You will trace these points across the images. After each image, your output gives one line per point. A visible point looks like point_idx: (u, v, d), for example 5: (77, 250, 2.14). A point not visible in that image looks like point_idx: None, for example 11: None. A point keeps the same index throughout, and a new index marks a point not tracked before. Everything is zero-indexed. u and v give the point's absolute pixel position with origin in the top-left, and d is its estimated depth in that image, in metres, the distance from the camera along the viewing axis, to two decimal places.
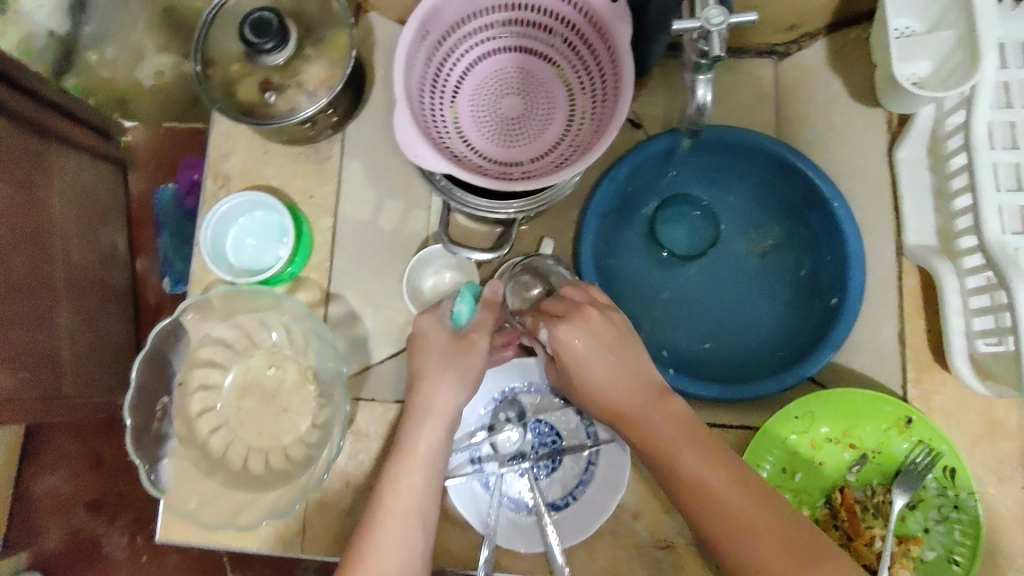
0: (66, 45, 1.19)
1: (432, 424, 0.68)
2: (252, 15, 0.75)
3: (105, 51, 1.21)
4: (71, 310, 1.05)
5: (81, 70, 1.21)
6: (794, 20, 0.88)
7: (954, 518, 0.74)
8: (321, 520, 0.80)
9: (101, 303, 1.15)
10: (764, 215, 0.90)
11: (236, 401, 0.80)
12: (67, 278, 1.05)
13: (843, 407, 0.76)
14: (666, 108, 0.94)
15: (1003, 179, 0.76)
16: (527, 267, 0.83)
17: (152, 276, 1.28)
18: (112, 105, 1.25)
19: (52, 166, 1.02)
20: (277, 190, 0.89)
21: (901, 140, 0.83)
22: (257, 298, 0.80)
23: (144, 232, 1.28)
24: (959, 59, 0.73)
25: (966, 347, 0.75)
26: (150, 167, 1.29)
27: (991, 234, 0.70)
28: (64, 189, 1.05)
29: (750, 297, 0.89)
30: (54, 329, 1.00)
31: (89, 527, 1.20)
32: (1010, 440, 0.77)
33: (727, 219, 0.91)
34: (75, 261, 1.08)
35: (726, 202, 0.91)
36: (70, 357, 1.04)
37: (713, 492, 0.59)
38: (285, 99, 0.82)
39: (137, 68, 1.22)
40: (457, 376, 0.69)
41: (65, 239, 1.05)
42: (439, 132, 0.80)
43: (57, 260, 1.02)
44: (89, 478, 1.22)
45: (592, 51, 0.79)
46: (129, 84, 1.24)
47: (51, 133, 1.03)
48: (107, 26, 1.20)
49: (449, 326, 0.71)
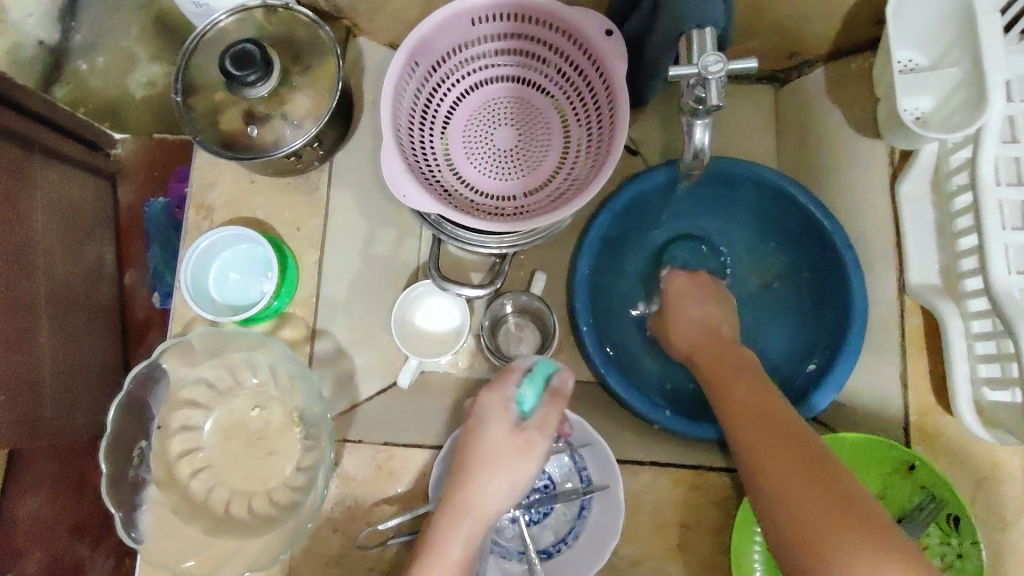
0: (54, 53, 1.19)
1: (469, 532, 0.60)
2: (234, 47, 0.73)
3: (97, 60, 1.21)
4: (53, 330, 0.97)
5: (71, 79, 1.20)
6: (793, 47, 0.87)
7: (957, 567, 0.72)
8: (306, 567, 0.77)
9: (86, 322, 1.06)
10: (765, 246, 0.88)
11: (220, 443, 0.78)
12: (49, 293, 0.96)
13: (844, 453, 0.74)
14: (668, 141, 0.91)
15: (1010, 216, 0.73)
16: (506, 306, 0.87)
17: (142, 291, 1.18)
18: (103, 115, 1.20)
19: (38, 180, 0.96)
20: (262, 222, 0.85)
21: (903, 175, 0.79)
22: (240, 339, 0.78)
23: (132, 246, 1.19)
24: (963, 96, 0.71)
25: (971, 393, 0.73)
26: (140, 175, 1.19)
27: (997, 277, 0.67)
28: (50, 204, 0.98)
29: (750, 331, 0.87)
30: (34, 348, 0.92)
31: (71, 553, 1.03)
32: (1013, 484, 0.75)
33: (727, 248, 0.90)
34: (58, 276, 0.99)
35: (724, 229, 0.90)
36: (51, 376, 0.96)
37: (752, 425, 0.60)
38: (270, 130, 0.78)
39: (128, 80, 1.21)
40: (506, 478, 0.61)
41: (49, 254, 0.97)
42: (430, 166, 0.78)
43: (39, 274, 0.94)
44: (70, 498, 1.05)
45: (586, 81, 0.77)
46: (119, 98, 1.20)
47: (35, 144, 0.97)
48: (96, 35, 1.21)
49: (512, 416, 0.64)
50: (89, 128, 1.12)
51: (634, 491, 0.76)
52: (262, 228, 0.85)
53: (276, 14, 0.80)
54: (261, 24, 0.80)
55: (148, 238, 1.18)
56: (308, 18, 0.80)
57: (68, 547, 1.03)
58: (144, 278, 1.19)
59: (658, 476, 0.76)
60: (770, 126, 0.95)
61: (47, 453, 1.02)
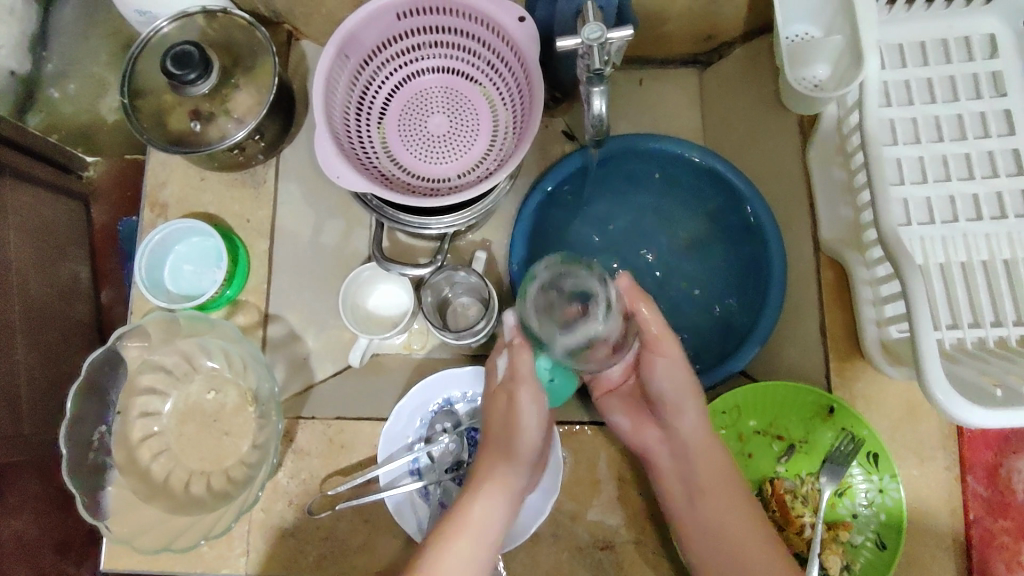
0: (27, 84, 1.17)
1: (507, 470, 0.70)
2: (175, 49, 0.79)
3: (68, 88, 1.17)
4: (31, 344, 0.98)
5: (44, 106, 1.17)
6: (709, 30, 0.92)
7: (878, 501, 0.77)
8: (263, 539, 0.81)
9: (62, 339, 1.05)
10: (655, 201, 0.94)
11: (177, 426, 0.82)
12: (26, 311, 0.97)
13: (765, 399, 0.80)
14: (574, 113, 0.96)
15: (907, 171, 0.80)
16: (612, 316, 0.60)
17: (119, 308, 1.16)
18: (76, 138, 1.17)
19: (7, 203, 0.95)
20: (213, 217, 0.91)
21: (811, 140, 0.85)
22: (195, 324, 0.81)
23: (109, 262, 1.16)
24: (848, 62, 0.79)
25: (880, 334, 0.77)
26: (113, 196, 1.16)
27: (889, 224, 0.70)
28: (23, 224, 0.98)
29: (667, 287, 0.92)
30: (10, 363, 0.94)
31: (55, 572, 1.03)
32: (931, 420, 0.79)
33: (616, 221, 0.95)
34: (33, 295, 0.99)
35: (621, 192, 0.94)
36: (29, 390, 0.97)
37: (705, 514, 0.72)
38: (215, 127, 0.85)
39: (100, 103, 1.17)
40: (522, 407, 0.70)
41: (23, 271, 0.98)
42: (366, 154, 0.83)
43: (14, 294, 0.95)
44: (59, 517, 1.05)
45: (509, 68, 0.82)
46: (92, 120, 1.17)
47: (7, 167, 0.96)
48: (67, 62, 1.17)
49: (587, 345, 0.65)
50: (60, 151, 1.10)
51: (572, 447, 0.81)
52: (214, 222, 0.90)
53: (216, 19, 0.87)
54: (203, 28, 0.87)
55: (121, 255, 1.15)
56: (244, 20, 0.86)
57: (53, 565, 1.04)
58: (121, 292, 1.16)
59: (594, 434, 0.82)
60: (695, 104, 0.97)
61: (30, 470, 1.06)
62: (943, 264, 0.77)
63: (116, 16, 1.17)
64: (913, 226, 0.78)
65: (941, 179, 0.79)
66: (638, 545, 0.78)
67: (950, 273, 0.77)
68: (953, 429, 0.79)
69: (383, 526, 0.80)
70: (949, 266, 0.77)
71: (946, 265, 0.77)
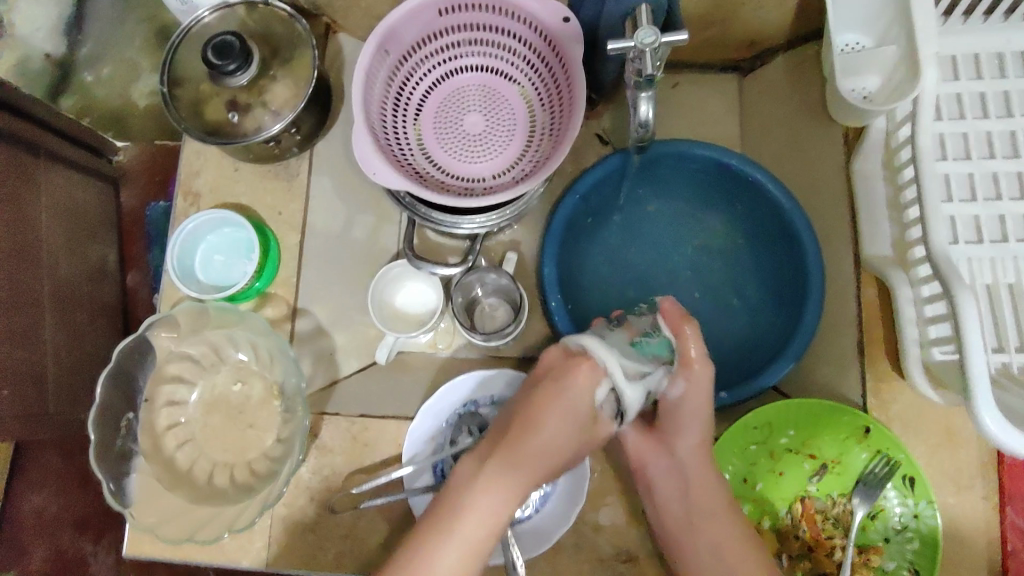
0: (62, 66, 1.17)
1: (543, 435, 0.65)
2: (216, 39, 0.79)
3: (102, 71, 1.18)
4: (60, 327, 0.99)
5: (77, 89, 1.18)
6: (754, 36, 0.90)
7: (913, 527, 0.74)
8: (282, 533, 0.81)
9: (89, 322, 1.06)
10: (689, 207, 0.92)
11: (201, 417, 0.82)
12: (54, 292, 0.97)
13: (800, 416, 0.77)
14: (611, 116, 0.94)
15: (956, 189, 0.77)
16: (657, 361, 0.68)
17: (143, 291, 1.16)
18: (107, 123, 1.18)
19: (42, 184, 0.95)
20: (245, 208, 0.91)
21: (856, 154, 0.83)
22: (224, 316, 0.81)
23: (136, 247, 1.17)
24: (901, 74, 0.77)
25: (921, 356, 0.75)
26: (142, 181, 1.17)
27: (937, 243, 0.68)
28: (55, 207, 0.98)
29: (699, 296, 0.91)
30: (39, 345, 0.94)
31: (74, 548, 1.06)
32: (969, 447, 0.77)
33: (649, 226, 0.93)
34: (62, 276, 1.00)
35: (642, 214, 0.93)
36: (56, 371, 0.97)
37: (709, 529, 0.72)
38: (251, 118, 0.85)
39: (133, 87, 1.18)
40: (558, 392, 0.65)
41: (54, 253, 0.98)
42: (402, 150, 0.82)
43: (43, 274, 0.95)
44: (80, 496, 1.07)
45: (551, 70, 0.81)
46: (124, 105, 1.18)
47: (41, 149, 0.96)
48: (102, 45, 1.18)
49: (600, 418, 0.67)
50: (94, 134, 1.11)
51: (597, 457, 0.80)
52: (246, 213, 0.90)
53: (256, 10, 0.86)
54: (242, 20, 0.87)
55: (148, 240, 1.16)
56: (284, 12, 0.86)
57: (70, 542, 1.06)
58: (146, 277, 1.17)
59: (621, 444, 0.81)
60: (735, 111, 0.94)
61: (52, 448, 1.08)
62: (991, 285, 0.75)
63: (153, 2, 1.17)
64: (960, 244, 0.75)
65: (991, 198, 0.76)
66: (661, 559, 0.77)
67: (997, 296, 0.74)
68: (992, 456, 0.77)
69: (403, 527, 0.80)
70: (996, 288, 0.75)
71: (992, 287, 0.75)
